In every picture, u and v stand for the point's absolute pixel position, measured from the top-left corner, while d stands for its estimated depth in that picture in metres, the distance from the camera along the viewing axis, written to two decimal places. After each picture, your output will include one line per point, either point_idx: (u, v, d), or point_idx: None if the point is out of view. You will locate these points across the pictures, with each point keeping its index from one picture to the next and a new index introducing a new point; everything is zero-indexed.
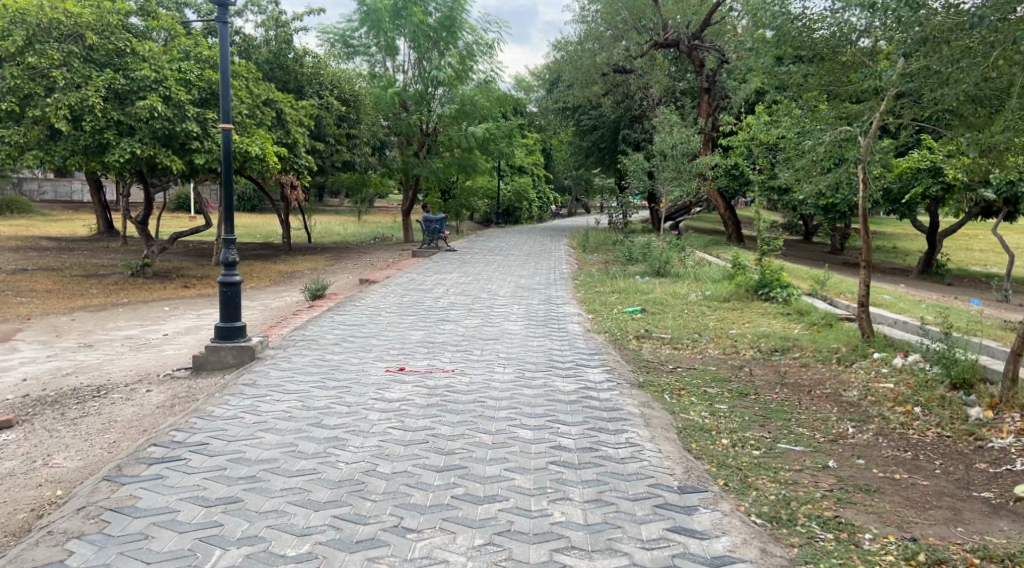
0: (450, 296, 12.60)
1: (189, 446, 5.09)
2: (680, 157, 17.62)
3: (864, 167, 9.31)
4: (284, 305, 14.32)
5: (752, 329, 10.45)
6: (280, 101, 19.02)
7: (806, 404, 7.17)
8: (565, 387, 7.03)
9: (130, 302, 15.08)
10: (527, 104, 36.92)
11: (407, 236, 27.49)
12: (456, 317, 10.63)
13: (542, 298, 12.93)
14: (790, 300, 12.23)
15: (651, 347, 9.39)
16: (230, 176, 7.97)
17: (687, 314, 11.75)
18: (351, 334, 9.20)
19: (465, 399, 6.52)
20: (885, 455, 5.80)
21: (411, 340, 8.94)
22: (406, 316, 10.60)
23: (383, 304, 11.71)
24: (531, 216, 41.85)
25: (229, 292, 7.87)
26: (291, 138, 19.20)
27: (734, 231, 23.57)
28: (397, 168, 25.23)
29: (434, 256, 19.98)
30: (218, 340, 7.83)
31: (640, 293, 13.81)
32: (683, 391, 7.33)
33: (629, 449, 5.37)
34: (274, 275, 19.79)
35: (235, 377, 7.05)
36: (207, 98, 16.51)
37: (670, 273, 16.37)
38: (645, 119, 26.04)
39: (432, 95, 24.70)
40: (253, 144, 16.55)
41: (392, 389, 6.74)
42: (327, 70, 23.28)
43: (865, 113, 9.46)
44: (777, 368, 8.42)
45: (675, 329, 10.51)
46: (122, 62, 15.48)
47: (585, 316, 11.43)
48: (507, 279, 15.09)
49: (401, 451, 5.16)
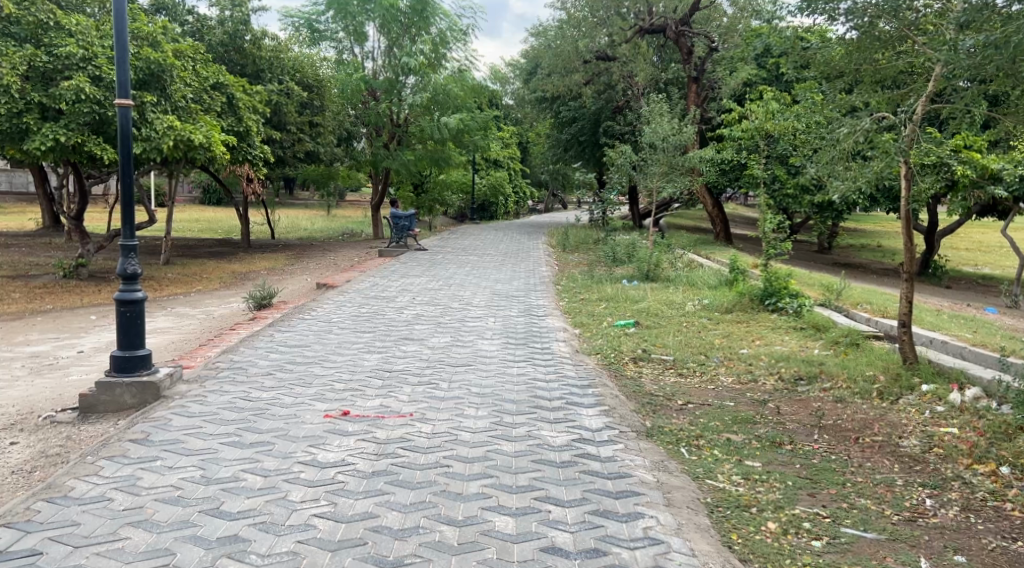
0: (416, 307, 11.01)
1: (13, 561, 3.76)
2: (672, 150, 16.01)
3: (908, 162, 7.78)
4: (228, 314, 12.70)
5: (766, 350, 9.00)
6: (231, 85, 17.48)
7: (858, 460, 5.59)
8: (555, 439, 5.46)
9: (55, 309, 13.36)
10: (503, 95, 35.37)
11: (376, 233, 25.90)
12: (420, 335, 9.02)
13: (521, 308, 11.37)
14: (802, 311, 10.75)
15: (652, 374, 7.91)
16: (129, 166, 6.32)
17: (688, 329, 10.23)
18: (289, 359, 7.61)
19: (423, 461, 4.95)
20: (989, 547, 4.34)
21: (362, 368, 7.32)
22: (361, 333, 9.01)
23: (336, 317, 10.11)
24: (507, 212, 40.30)
25: (129, 312, 6.28)
26: (243, 126, 17.42)
27: (722, 230, 22.18)
28: (367, 161, 23.55)
29: (403, 256, 18.36)
30: (114, 373, 6.26)
31: (631, 301, 12.32)
32: (702, 442, 5.80)
33: (649, 553, 4.00)
34: (228, 278, 18.10)
35: (125, 427, 5.47)
36: (145, 80, 14.83)
37: (660, 277, 14.87)
38: (629, 110, 24.51)
39: (403, 83, 23.14)
40: (197, 131, 14.88)
41: (326, 447, 5.16)
42: (288, 53, 21.51)
43: (909, 97, 7.97)
44: (808, 405, 6.89)
45: (676, 350, 9.01)
46: (47, 36, 13.84)
47: (570, 332, 9.88)
48: (481, 284, 13.57)
49: (326, 563, 3.80)
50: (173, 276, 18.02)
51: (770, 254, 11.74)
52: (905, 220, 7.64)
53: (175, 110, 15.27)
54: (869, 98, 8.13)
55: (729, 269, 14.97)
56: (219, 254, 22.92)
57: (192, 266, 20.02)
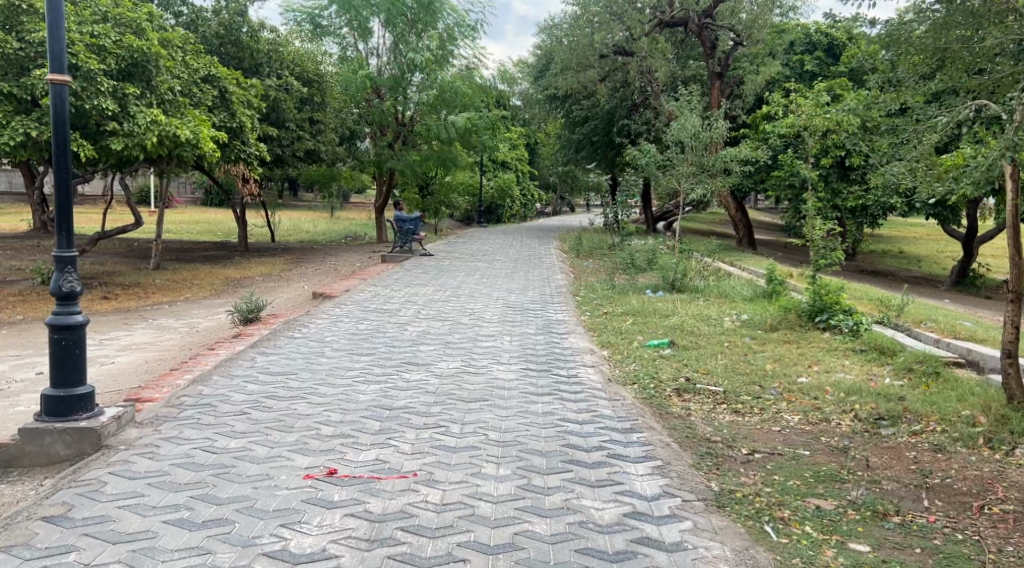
0: (422, 323, 9.74)
1: None
2: (701, 148, 14.63)
3: (1015, 162, 6.29)
4: (214, 327, 11.49)
5: (829, 380, 7.78)
6: (224, 78, 16.26)
7: (997, 544, 4.35)
8: (601, 516, 4.27)
9: (25, 320, 12.16)
10: (512, 94, 34.19)
11: (380, 236, 24.71)
12: (426, 358, 7.76)
13: (539, 323, 10.12)
14: (859, 331, 9.55)
15: (703, 410, 6.68)
16: (63, 157, 5.08)
17: (732, 352, 8.97)
18: (269, 392, 6.37)
19: (430, 552, 3.88)
20: None
21: (355, 405, 6.05)
22: (357, 356, 7.76)
23: (331, 335, 8.86)
24: (515, 215, 38.93)
25: (65, 341, 5.04)
26: (237, 121, 16.15)
27: (745, 235, 21.05)
28: (370, 161, 22.27)
29: (408, 262, 17.10)
30: (44, 417, 5.03)
31: (661, 315, 11.11)
32: (787, 514, 4.57)
33: None
34: (220, 285, 16.90)
35: (42, 495, 4.27)
36: (129, 70, 13.54)
37: (688, 287, 13.58)
38: (645, 109, 23.12)
39: (409, 81, 21.72)
40: (183, 126, 13.67)
41: (300, 529, 4.02)
42: (288, 48, 20.40)
43: (1010, 82, 6.63)
44: (903, 456, 5.65)
45: (724, 379, 7.76)
46: (19, 22, 12.58)
47: (599, 354, 8.62)
48: (493, 294, 12.38)
49: None
50: (162, 283, 16.83)
51: (819, 265, 10.44)
52: (1010, 233, 6.47)
53: (160, 103, 14.02)
54: (962, 82, 6.81)
55: (765, 281, 13.70)
56: (214, 258, 21.72)
57: (182, 271, 18.76)
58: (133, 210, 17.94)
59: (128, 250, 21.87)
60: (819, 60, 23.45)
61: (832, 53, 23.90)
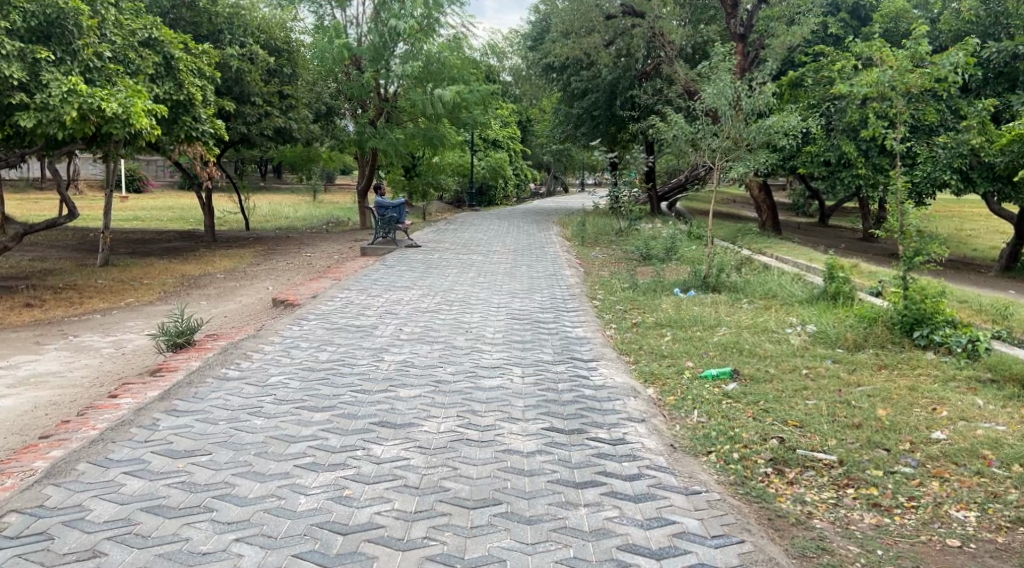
0: (404, 349, 7.37)
1: None
2: (739, 116, 12.25)
3: None
4: (143, 349, 9.15)
5: (979, 436, 5.46)
6: (169, 42, 13.72)
7: None
8: None
9: None
10: (502, 67, 31.68)
11: (364, 223, 22.38)
12: (405, 415, 5.41)
13: (555, 344, 7.80)
14: (976, 352, 7.28)
15: (827, 507, 4.40)
16: None
17: (819, 386, 6.63)
18: (155, 498, 4.08)
19: None
20: None
21: (286, 529, 3.82)
22: (307, 413, 5.41)
23: (277, 373, 6.48)
24: (508, 196, 36.42)
25: None
26: (185, 93, 13.64)
27: (768, 217, 19.05)
28: (350, 140, 19.88)
29: (391, 256, 14.76)
30: None
31: (705, 324, 8.84)
32: None
33: None
34: (173, 284, 14.50)
35: None
36: (44, 30, 11.19)
37: (725, 285, 11.24)
38: (655, 79, 20.72)
39: (391, 50, 19.13)
40: (112, 97, 11.18)
41: None
42: (253, 12, 17.84)
43: None
44: None
45: (831, 436, 5.41)
46: None
47: (645, 396, 6.26)
48: (493, 300, 10.05)
49: None
50: (105, 283, 14.41)
51: (913, 263, 8.07)
52: None
53: (84, 71, 11.55)
54: None
55: (818, 278, 11.38)
56: (174, 251, 19.33)
57: (136, 267, 16.40)
58: (71, 198, 15.37)
59: (77, 243, 19.39)
60: (845, 21, 21.07)
61: (858, 14, 21.62)
